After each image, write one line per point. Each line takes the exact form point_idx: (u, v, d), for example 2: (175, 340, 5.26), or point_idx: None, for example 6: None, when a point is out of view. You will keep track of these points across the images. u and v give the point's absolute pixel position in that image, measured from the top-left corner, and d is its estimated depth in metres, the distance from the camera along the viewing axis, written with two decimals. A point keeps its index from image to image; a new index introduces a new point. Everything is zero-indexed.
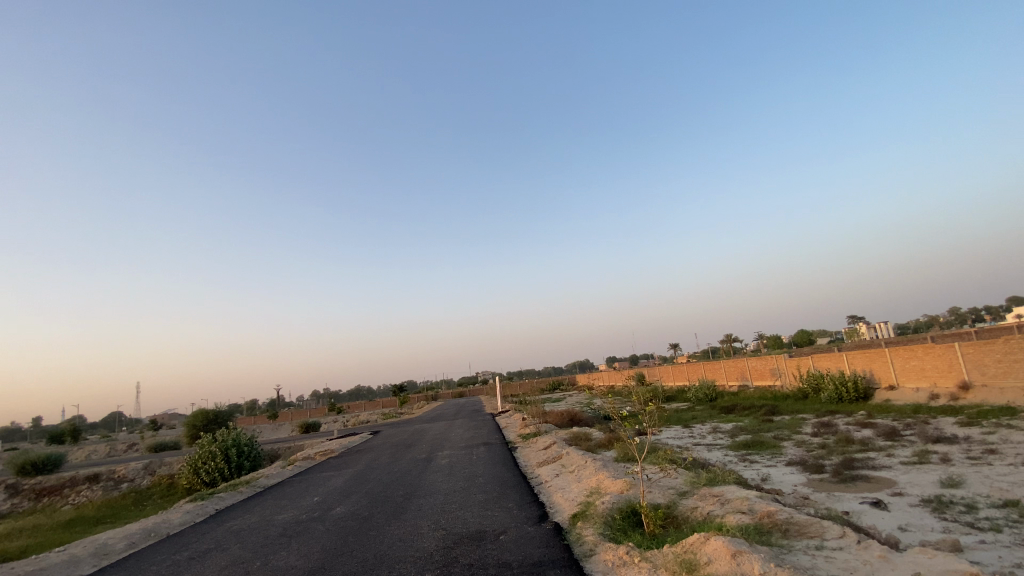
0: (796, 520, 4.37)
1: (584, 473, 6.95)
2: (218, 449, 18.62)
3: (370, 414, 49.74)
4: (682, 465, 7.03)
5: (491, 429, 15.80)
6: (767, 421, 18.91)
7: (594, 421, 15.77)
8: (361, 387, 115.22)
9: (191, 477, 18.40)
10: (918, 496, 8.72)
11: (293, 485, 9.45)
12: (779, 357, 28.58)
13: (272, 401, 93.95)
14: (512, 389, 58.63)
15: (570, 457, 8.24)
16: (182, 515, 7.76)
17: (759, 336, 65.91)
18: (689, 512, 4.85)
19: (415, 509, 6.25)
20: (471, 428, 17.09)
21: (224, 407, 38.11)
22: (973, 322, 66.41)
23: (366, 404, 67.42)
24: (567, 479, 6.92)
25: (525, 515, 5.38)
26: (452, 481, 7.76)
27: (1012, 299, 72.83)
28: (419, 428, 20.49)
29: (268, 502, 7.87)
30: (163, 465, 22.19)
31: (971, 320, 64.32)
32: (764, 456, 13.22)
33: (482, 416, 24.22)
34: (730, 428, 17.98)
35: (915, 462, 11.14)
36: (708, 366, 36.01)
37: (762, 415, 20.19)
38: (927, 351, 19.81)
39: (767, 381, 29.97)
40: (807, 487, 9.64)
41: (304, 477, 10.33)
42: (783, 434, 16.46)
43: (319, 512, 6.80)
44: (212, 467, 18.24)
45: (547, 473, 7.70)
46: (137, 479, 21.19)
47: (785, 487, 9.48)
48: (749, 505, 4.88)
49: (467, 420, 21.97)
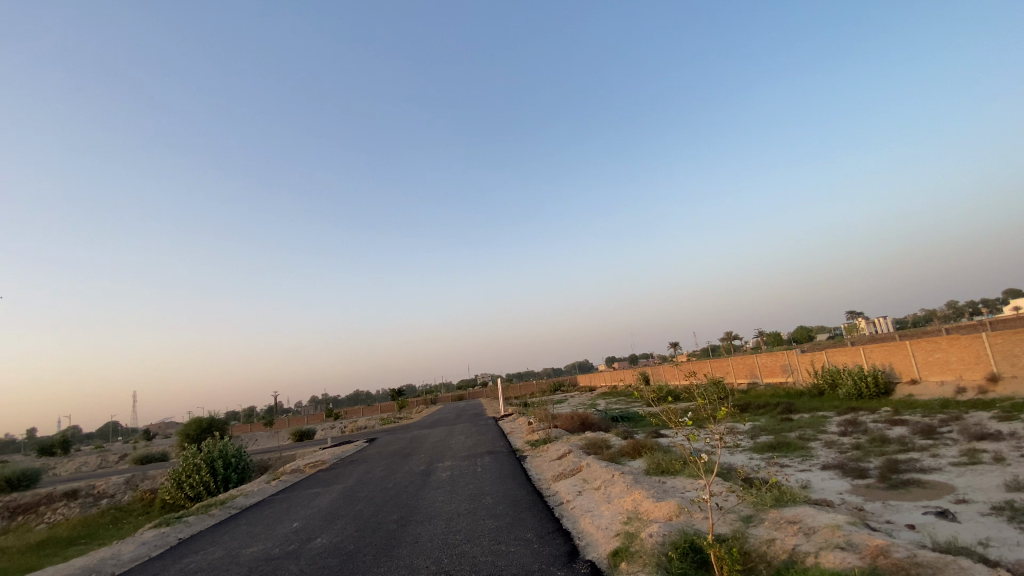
0: (924, 562, 3.28)
1: (613, 491, 5.80)
2: (204, 461, 17.42)
3: (367, 420, 48.46)
4: (729, 480, 5.87)
5: (494, 435, 14.65)
6: (786, 419, 17.83)
7: (605, 424, 14.69)
8: (360, 392, 113.91)
9: (175, 493, 17.19)
10: (986, 503, 7.56)
11: (271, 507, 8.27)
12: (791, 352, 27.47)
13: (270, 408, 92.74)
14: (512, 391, 57.46)
15: (592, 469, 7.08)
16: (137, 547, 6.63)
17: (759, 334, 65.08)
18: (768, 550, 3.72)
19: (411, 542, 5.08)
20: (473, 434, 15.94)
21: (217, 416, 36.89)
22: (972, 314, 65.72)
23: (363, 410, 66.08)
24: (593, 498, 5.78)
25: (549, 553, 4.24)
26: (454, 502, 6.57)
27: (1011, 290, 72.14)
28: (417, 434, 19.32)
29: (239, 530, 6.71)
30: (146, 479, 20.99)
31: (970, 313, 63.52)
32: (793, 460, 12.05)
33: (484, 420, 23.19)
34: (749, 428, 16.87)
35: (967, 463, 9.98)
36: (714, 363, 34.89)
37: (779, 413, 19.11)
38: (952, 342, 18.74)
39: (777, 377, 28.85)
40: (853, 494, 8.48)
41: (288, 494, 9.16)
42: (809, 434, 15.30)
43: (295, 545, 5.64)
44: (197, 481, 17.06)
45: (566, 489, 6.56)
46: (117, 495, 19.99)
47: (830, 494, 8.32)
48: (843, 534, 3.78)
49: (468, 425, 20.77)
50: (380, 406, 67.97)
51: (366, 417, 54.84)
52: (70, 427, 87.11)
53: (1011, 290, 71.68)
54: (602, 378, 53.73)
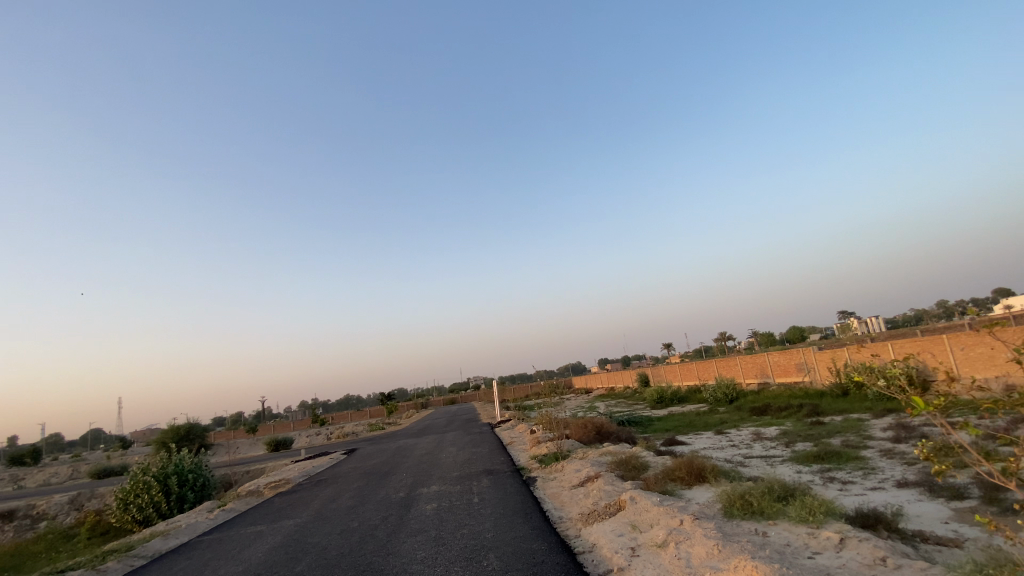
0: None
1: (694, 555, 3.62)
2: (155, 479, 15.04)
3: (356, 426, 45.96)
4: (874, 543, 3.65)
5: (489, 447, 12.41)
6: (818, 427, 16.37)
7: (625, 434, 12.40)
8: (351, 395, 111.28)
9: (121, 516, 14.76)
10: None
11: (188, 560, 5.94)
12: (808, 350, 25.12)
13: (258, 414, 89.86)
14: (506, 394, 55.27)
15: (639, 508, 4.83)
16: None
17: (752, 336, 63.66)
18: None
19: None
20: (465, 446, 13.59)
21: (197, 423, 34.36)
22: (963, 314, 64.73)
23: (352, 414, 63.37)
24: (663, 568, 3.59)
25: None
26: (440, 564, 4.34)
27: (1001, 290, 71.19)
28: (402, 446, 17.07)
29: None
30: (94, 498, 18.48)
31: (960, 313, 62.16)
32: (854, 475, 10.00)
33: (479, 428, 21.14)
34: (779, 440, 15.02)
35: None
36: (721, 361, 32.43)
37: (809, 423, 17.43)
38: (997, 336, 16.72)
39: (791, 378, 26.45)
40: (963, 522, 6.38)
41: (219, 537, 6.79)
42: (854, 440, 13.38)
43: None
44: (146, 501, 14.64)
45: (611, 543, 4.33)
46: (59, 517, 17.48)
47: (930, 525, 6.23)
48: None
49: (460, 433, 18.63)
50: (371, 410, 65.48)
51: (355, 423, 52.10)
52: (50, 434, 83.97)
53: (1001, 290, 70.71)
54: (599, 381, 51.60)
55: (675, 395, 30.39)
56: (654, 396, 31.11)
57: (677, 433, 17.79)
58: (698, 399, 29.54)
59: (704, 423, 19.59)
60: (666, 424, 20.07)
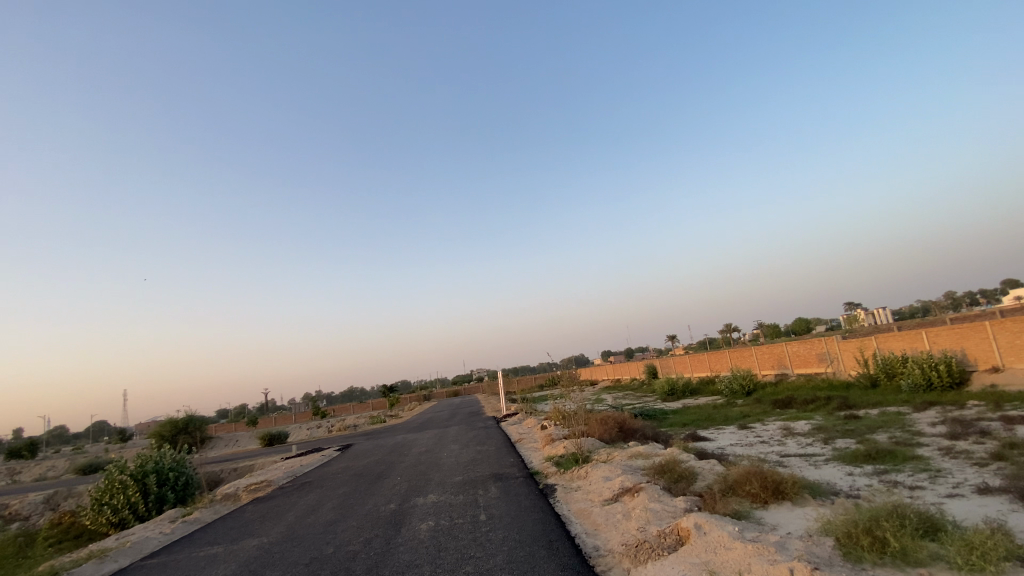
0: None
1: None
2: (132, 477, 13.78)
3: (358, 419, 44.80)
4: None
5: (497, 446, 11.02)
6: (853, 422, 14.92)
7: (649, 431, 10.98)
8: (353, 388, 110.39)
9: (95, 518, 13.51)
10: None
11: None
12: (831, 339, 23.55)
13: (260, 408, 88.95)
14: (511, 387, 54.10)
15: (712, 543, 3.46)
16: None
17: (758, 329, 62.29)
18: None
19: None
20: (469, 444, 12.20)
21: (195, 416, 33.24)
22: (971, 305, 63.14)
23: (355, 406, 62.29)
24: None
25: None
26: None
27: (1012, 280, 69.62)
28: (400, 441, 15.74)
29: None
30: (72, 497, 17.29)
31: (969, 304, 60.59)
32: (919, 479, 8.57)
33: (483, 422, 19.87)
34: (817, 436, 13.53)
35: None
36: (735, 352, 30.91)
37: (841, 417, 15.99)
38: None
39: (812, 368, 24.94)
40: None
41: (164, 562, 5.47)
42: (903, 437, 11.95)
43: None
44: (121, 502, 13.39)
45: None
46: (33, 518, 16.30)
47: None
48: None
49: (462, 428, 17.32)
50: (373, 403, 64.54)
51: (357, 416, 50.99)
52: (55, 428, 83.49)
53: (1013, 280, 69.06)
54: (606, 372, 50.31)
55: (687, 387, 29.05)
56: (665, 388, 29.75)
57: (697, 428, 16.36)
58: (712, 392, 28.11)
59: (724, 417, 18.22)
60: (684, 418, 18.72)
